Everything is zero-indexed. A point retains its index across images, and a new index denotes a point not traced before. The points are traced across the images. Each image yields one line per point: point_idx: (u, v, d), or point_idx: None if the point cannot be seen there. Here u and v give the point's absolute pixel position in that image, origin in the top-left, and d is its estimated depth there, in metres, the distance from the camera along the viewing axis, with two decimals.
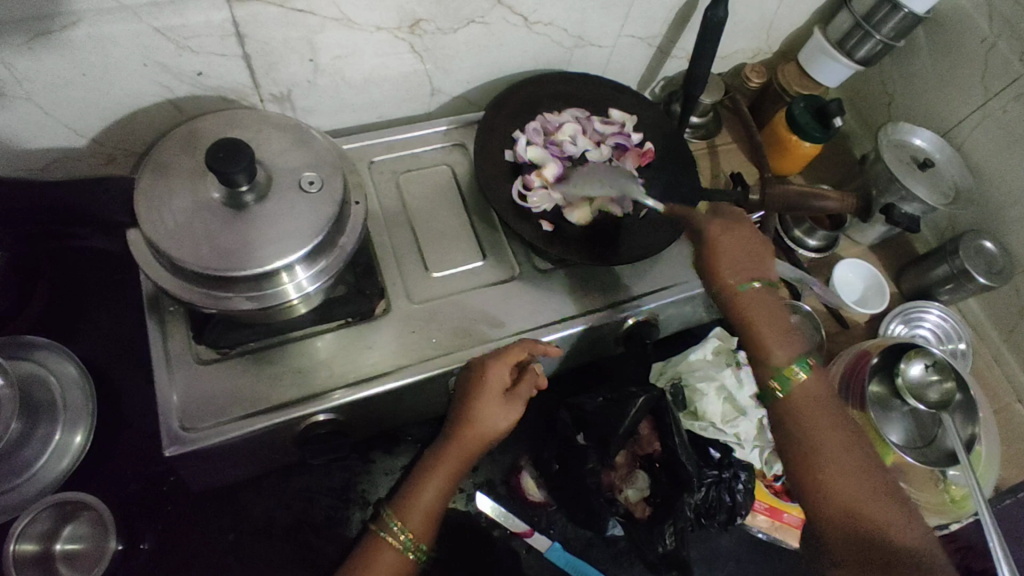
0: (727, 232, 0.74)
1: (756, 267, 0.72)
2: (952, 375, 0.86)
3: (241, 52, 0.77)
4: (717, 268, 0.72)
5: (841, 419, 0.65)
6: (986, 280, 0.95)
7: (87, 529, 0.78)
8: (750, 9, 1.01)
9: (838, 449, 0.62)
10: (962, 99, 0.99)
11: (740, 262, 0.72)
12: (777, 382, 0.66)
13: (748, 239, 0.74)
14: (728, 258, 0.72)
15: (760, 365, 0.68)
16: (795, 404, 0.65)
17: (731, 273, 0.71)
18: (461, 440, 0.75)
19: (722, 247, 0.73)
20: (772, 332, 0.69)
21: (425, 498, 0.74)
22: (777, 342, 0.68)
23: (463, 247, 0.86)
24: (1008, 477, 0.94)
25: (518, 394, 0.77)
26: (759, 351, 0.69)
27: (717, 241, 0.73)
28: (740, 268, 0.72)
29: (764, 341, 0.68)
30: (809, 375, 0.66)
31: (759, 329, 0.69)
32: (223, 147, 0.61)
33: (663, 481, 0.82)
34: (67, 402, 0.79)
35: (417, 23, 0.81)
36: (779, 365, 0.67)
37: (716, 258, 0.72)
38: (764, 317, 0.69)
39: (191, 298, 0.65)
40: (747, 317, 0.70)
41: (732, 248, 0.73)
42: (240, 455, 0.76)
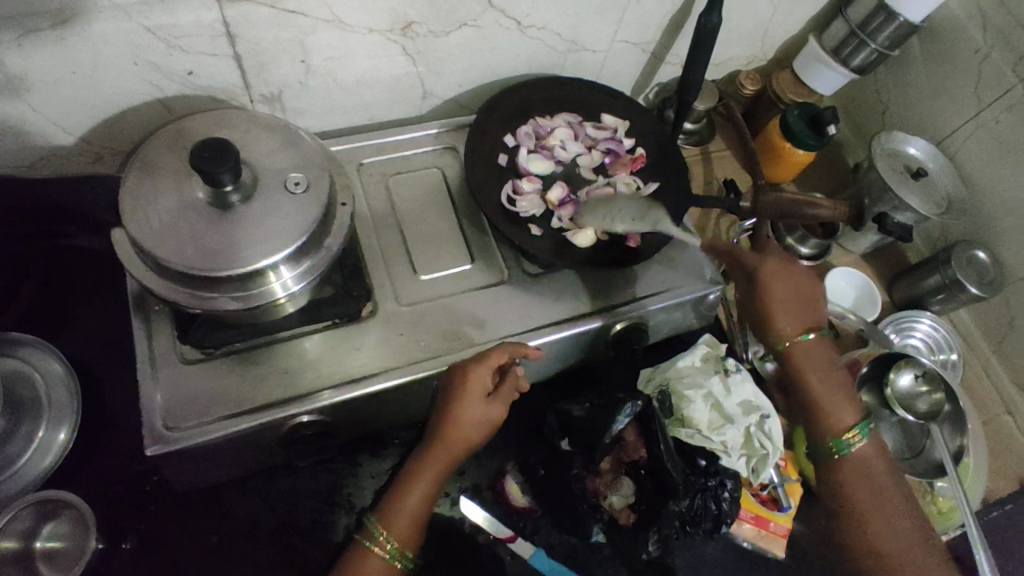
0: (782, 281, 0.76)
1: (812, 318, 0.76)
2: (941, 386, 0.86)
3: (232, 52, 0.77)
4: (775, 321, 0.75)
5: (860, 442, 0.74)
6: (978, 290, 0.94)
7: (68, 528, 0.76)
8: (745, 16, 1.01)
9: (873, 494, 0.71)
10: (956, 109, 0.99)
11: (797, 313, 0.75)
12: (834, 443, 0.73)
13: (805, 287, 0.76)
14: (785, 310, 0.75)
15: (817, 421, 0.75)
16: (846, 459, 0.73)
17: (790, 328, 0.75)
18: (445, 444, 0.75)
19: (780, 299, 0.75)
20: (827, 390, 0.75)
21: (410, 504, 0.75)
22: (835, 404, 0.74)
23: (452, 251, 0.86)
24: (996, 488, 0.94)
25: (500, 397, 0.77)
26: (817, 409, 0.75)
27: (775, 293, 0.75)
28: (797, 321, 0.75)
29: (823, 400, 0.75)
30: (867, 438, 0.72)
31: (817, 389, 0.75)
32: (210, 148, 0.61)
33: (649, 487, 0.81)
34: (52, 399, 0.79)
35: (409, 25, 0.81)
36: (841, 430, 0.73)
37: (773, 312, 0.75)
38: (820, 373, 0.75)
39: (175, 297, 0.64)
40: (803, 372, 0.75)
41: (789, 300, 0.75)
42: (224, 456, 0.76)
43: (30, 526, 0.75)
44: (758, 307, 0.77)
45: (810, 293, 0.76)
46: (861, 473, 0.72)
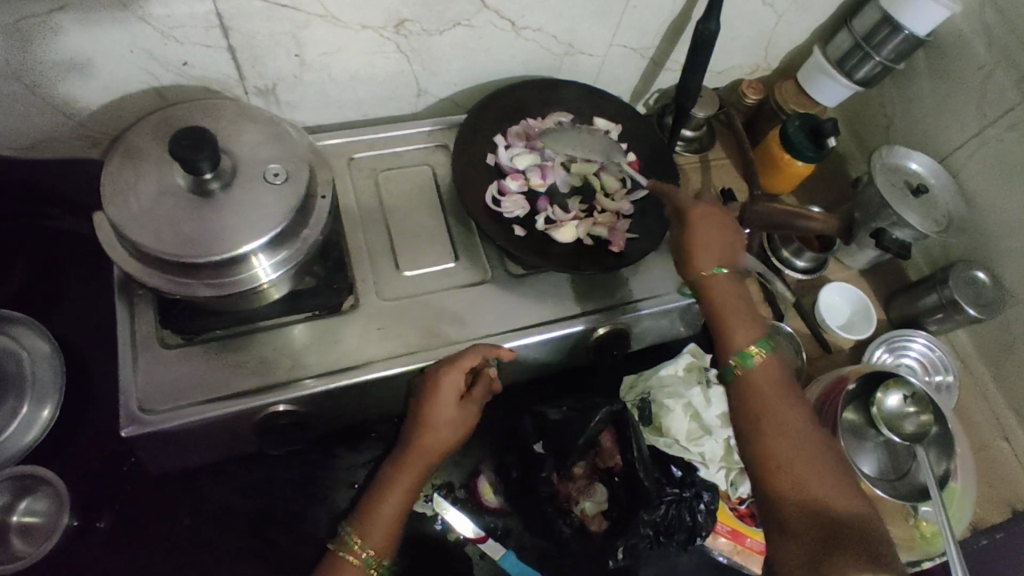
0: (707, 218, 0.75)
1: (731, 254, 0.74)
2: (929, 408, 0.84)
3: (226, 44, 0.78)
4: (694, 252, 0.74)
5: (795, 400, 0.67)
6: (975, 312, 0.92)
7: (44, 504, 0.80)
8: (748, 24, 1.00)
9: (788, 428, 0.64)
10: (961, 125, 0.97)
11: (715, 247, 0.74)
12: (738, 359, 0.68)
13: (727, 226, 0.75)
14: (705, 243, 0.74)
15: (723, 345, 0.71)
16: (760, 391, 0.67)
17: (707, 259, 0.74)
18: (419, 450, 0.74)
19: (701, 233, 0.74)
20: (738, 315, 0.71)
21: (385, 510, 0.73)
22: (742, 327, 0.71)
23: (436, 248, 0.86)
24: (986, 515, 0.92)
25: (471, 400, 0.77)
26: (725, 333, 0.71)
27: (699, 228, 0.74)
28: (715, 253, 0.74)
29: (731, 324, 0.71)
30: (770, 355, 0.69)
31: (728, 314, 0.71)
32: (189, 137, 0.62)
33: (622, 495, 0.81)
34: (36, 377, 0.81)
35: (402, 23, 0.82)
36: (743, 345, 0.69)
37: (694, 241, 0.74)
38: (734, 302, 0.72)
39: (154, 283, 0.65)
40: (716, 301, 0.72)
41: (712, 235, 0.74)
42: (198, 442, 0.76)
43: (10, 500, 0.79)
44: (682, 242, 0.75)
45: (731, 236, 0.75)
46: (777, 406, 0.66)
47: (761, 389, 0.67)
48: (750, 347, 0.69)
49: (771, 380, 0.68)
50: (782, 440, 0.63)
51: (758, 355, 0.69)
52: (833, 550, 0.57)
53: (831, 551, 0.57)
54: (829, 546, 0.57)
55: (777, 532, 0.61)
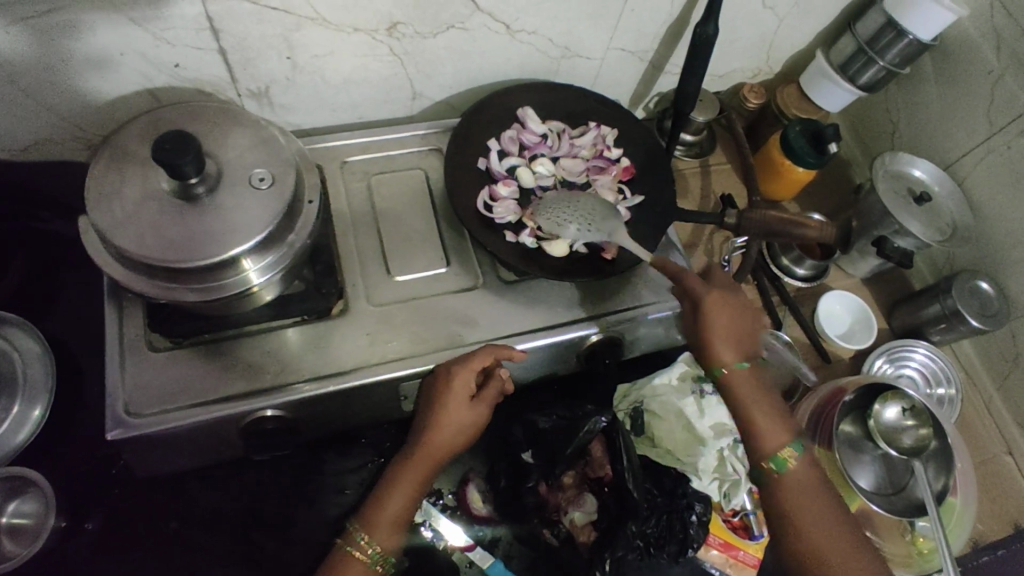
0: (723, 307, 0.73)
1: (749, 344, 0.73)
2: (928, 421, 0.82)
3: (217, 47, 0.77)
4: (714, 347, 0.72)
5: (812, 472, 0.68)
6: (979, 323, 0.90)
7: (33, 506, 0.80)
8: (749, 27, 0.98)
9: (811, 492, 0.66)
10: (968, 132, 0.95)
11: (735, 337, 0.72)
12: (773, 463, 0.68)
13: (744, 314, 0.74)
14: (726, 335, 0.72)
15: (754, 448, 0.70)
16: (786, 477, 0.67)
17: (730, 353, 0.72)
18: (427, 447, 0.73)
19: (720, 328, 0.72)
20: (765, 412, 0.70)
21: (393, 508, 0.72)
22: (771, 428, 0.69)
23: (427, 252, 0.85)
24: (986, 531, 0.90)
25: (483, 399, 0.76)
26: (756, 435, 0.69)
27: (717, 321, 0.72)
28: (734, 347, 0.72)
29: (759, 423, 0.70)
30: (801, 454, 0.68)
31: (756, 415, 0.70)
32: (171, 140, 0.61)
33: (611, 506, 0.80)
34: (29, 377, 0.82)
35: (395, 25, 0.81)
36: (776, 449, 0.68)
37: (713, 336, 0.72)
38: (760, 399, 0.71)
39: (140, 288, 0.65)
40: (742, 401, 0.70)
41: (729, 325, 0.73)
42: (185, 446, 0.76)
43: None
44: (699, 334, 0.73)
45: (748, 322, 0.74)
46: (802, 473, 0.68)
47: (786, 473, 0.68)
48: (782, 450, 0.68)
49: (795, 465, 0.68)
50: (808, 509, 0.65)
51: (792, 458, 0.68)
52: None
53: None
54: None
55: None
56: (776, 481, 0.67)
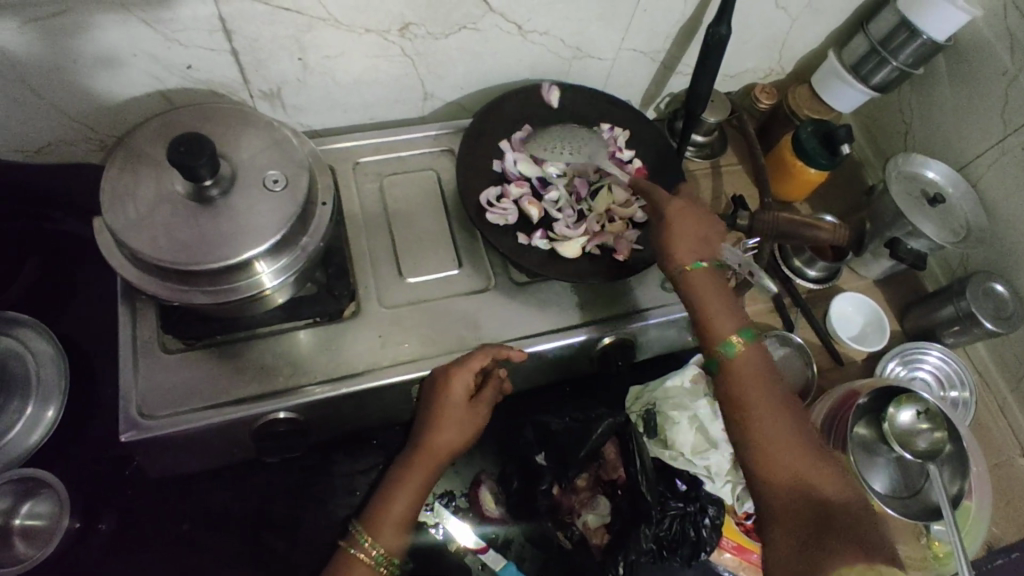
0: (684, 212, 0.74)
1: (710, 246, 0.72)
2: (943, 425, 0.82)
3: (230, 48, 0.77)
4: (672, 245, 0.72)
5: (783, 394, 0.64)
6: (994, 326, 0.90)
7: (47, 507, 0.80)
8: (760, 28, 0.98)
9: (785, 428, 0.61)
10: (982, 133, 0.94)
11: (694, 239, 0.72)
12: (722, 349, 0.66)
13: (706, 219, 0.73)
14: (683, 235, 0.72)
15: (706, 336, 0.68)
16: (738, 365, 0.65)
17: (685, 251, 0.71)
18: (429, 448, 0.73)
19: (678, 229, 0.72)
20: (718, 304, 0.69)
21: (397, 510, 0.71)
22: (723, 317, 0.68)
23: (440, 254, 0.85)
24: (1003, 535, 0.89)
25: (481, 400, 0.76)
26: (706, 323, 0.68)
27: (677, 225, 0.72)
28: (693, 246, 0.72)
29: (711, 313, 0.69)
30: (751, 345, 0.66)
31: (710, 305, 0.69)
32: (186, 143, 0.61)
33: (624, 508, 0.80)
34: (42, 378, 0.82)
35: (407, 26, 0.81)
36: (724, 334, 0.67)
37: (672, 235, 0.72)
38: (717, 293, 0.69)
39: (154, 290, 0.65)
40: (697, 294, 0.70)
41: (690, 227, 0.72)
42: (197, 448, 0.76)
43: (11, 504, 0.79)
44: (659, 235, 0.74)
45: (709, 228, 0.73)
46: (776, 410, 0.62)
47: (748, 376, 0.64)
48: (731, 337, 0.67)
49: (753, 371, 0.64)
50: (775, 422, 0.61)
51: (741, 343, 0.66)
52: (828, 543, 0.53)
53: (827, 531, 0.54)
54: (824, 541, 0.53)
55: (776, 529, 0.57)
56: (729, 373, 0.65)
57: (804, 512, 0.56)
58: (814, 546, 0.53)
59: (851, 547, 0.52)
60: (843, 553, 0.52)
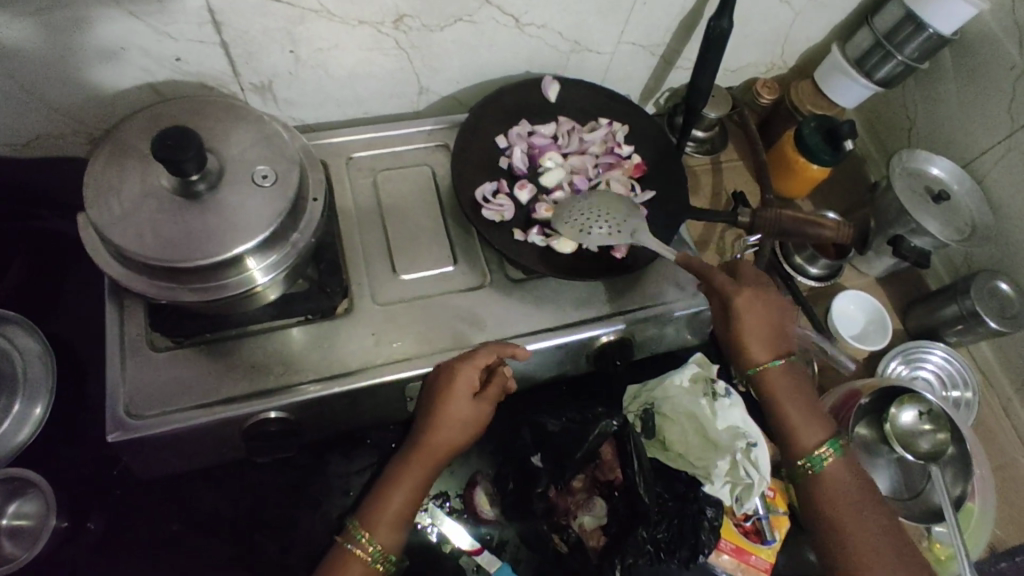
0: (755, 303, 0.75)
1: (781, 340, 0.76)
2: (945, 426, 0.80)
3: (219, 40, 0.76)
4: (748, 346, 0.75)
5: (852, 476, 0.71)
6: (998, 325, 0.88)
7: (34, 507, 0.79)
8: (763, 21, 0.96)
9: (848, 500, 0.69)
10: (988, 129, 0.93)
11: (768, 336, 0.75)
12: (809, 463, 0.71)
13: (776, 311, 0.76)
14: (758, 335, 0.75)
15: (792, 445, 0.73)
16: (824, 476, 0.70)
17: (760, 351, 0.75)
18: (429, 445, 0.72)
19: (754, 326, 0.74)
20: (800, 413, 0.73)
21: (394, 507, 0.70)
22: (810, 429, 0.72)
23: (435, 251, 0.84)
24: (1006, 536, 0.88)
25: (484, 398, 0.74)
26: (792, 433, 0.73)
27: (750, 323, 0.74)
28: (767, 344, 0.75)
29: (796, 422, 0.73)
30: (839, 455, 0.71)
31: (793, 414, 0.73)
32: (172, 138, 0.59)
33: (621, 511, 0.79)
34: (29, 375, 0.81)
35: (401, 18, 0.79)
36: (813, 449, 0.71)
37: (747, 335, 0.74)
38: (794, 395, 0.74)
39: (142, 289, 0.63)
40: (778, 399, 0.74)
41: (763, 322, 0.75)
42: (187, 447, 0.74)
43: None
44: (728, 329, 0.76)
45: (778, 320, 0.76)
46: (840, 484, 0.70)
47: (829, 481, 0.70)
48: (819, 449, 0.71)
49: (834, 474, 0.70)
50: (837, 503, 0.69)
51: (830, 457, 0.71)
52: None
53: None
54: None
55: None
56: (813, 484, 0.71)
57: None
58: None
59: None
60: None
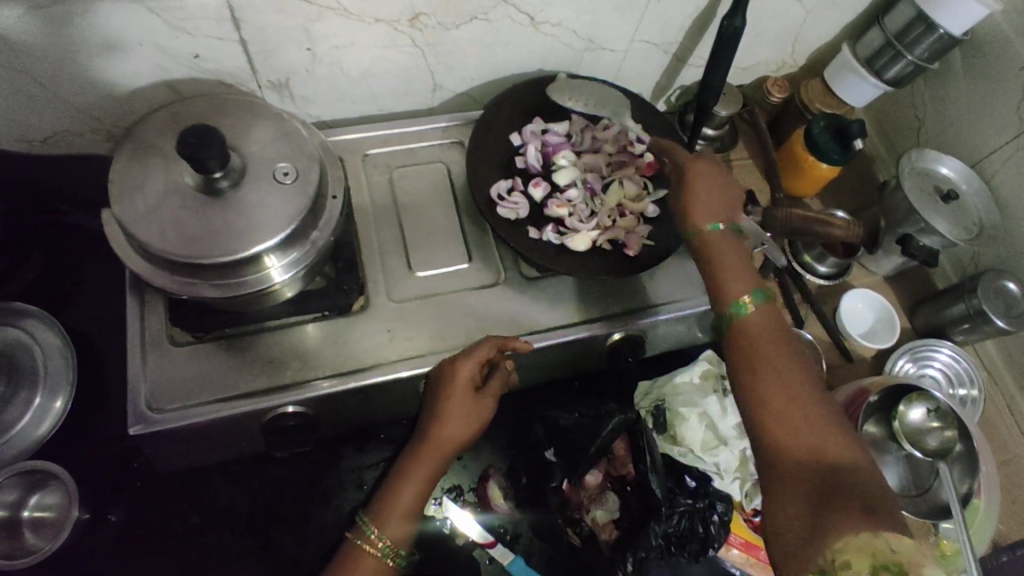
0: (701, 170, 0.76)
1: (726, 205, 0.75)
2: (953, 423, 0.81)
3: (238, 37, 0.76)
4: (689, 205, 0.74)
5: (789, 347, 0.66)
6: (1005, 324, 0.89)
7: (57, 499, 0.80)
8: (774, 20, 0.96)
9: (790, 389, 0.62)
10: (996, 130, 0.94)
11: (709, 199, 0.74)
12: (732, 308, 0.68)
13: (722, 176, 0.76)
14: (698, 195, 0.74)
15: (718, 295, 0.70)
16: (745, 322, 0.67)
17: (700, 211, 0.74)
18: (436, 440, 0.72)
19: (694, 187, 0.75)
20: (732, 266, 0.71)
21: (404, 502, 0.71)
22: (737, 281, 0.69)
23: (450, 248, 0.84)
24: (1009, 531, 0.89)
25: (487, 392, 0.76)
26: (720, 284, 0.70)
27: (696, 184, 0.75)
28: (710, 206, 0.74)
29: (725, 275, 0.70)
30: (763, 305, 0.68)
31: (725, 267, 0.71)
32: (195, 135, 0.60)
33: (633, 505, 0.81)
34: (49, 369, 0.82)
35: (417, 17, 0.80)
36: (736, 296, 0.68)
37: (688, 195, 0.74)
38: (730, 252, 0.71)
39: (164, 284, 0.64)
40: (712, 253, 0.72)
41: (707, 184, 0.75)
42: (205, 441, 0.75)
43: (20, 496, 0.78)
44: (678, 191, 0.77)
45: (726, 188, 0.75)
46: (782, 372, 0.63)
47: (754, 333, 0.67)
48: (744, 297, 0.68)
49: (764, 331, 0.66)
50: (772, 362, 0.64)
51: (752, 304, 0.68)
52: (832, 504, 0.55)
53: (830, 520, 0.54)
54: (828, 499, 0.56)
55: (783, 485, 0.58)
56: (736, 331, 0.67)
57: (817, 472, 0.58)
58: (816, 501, 0.56)
59: (851, 496, 0.55)
60: (846, 504, 0.54)
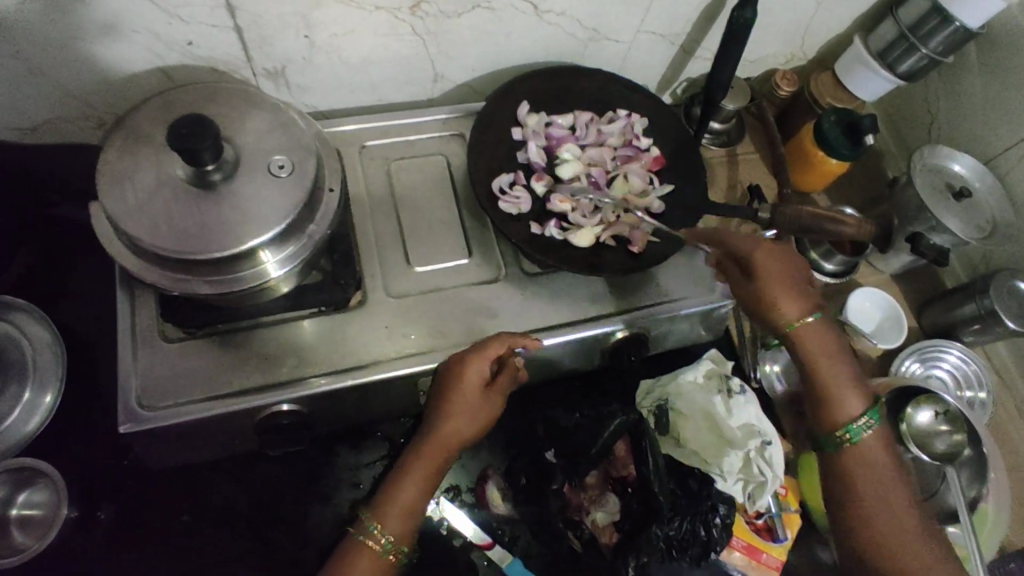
0: (774, 260, 0.73)
1: (809, 299, 0.73)
2: (963, 427, 0.80)
3: (233, 24, 0.74)
4: (777, 305, 0.72)
5: (884, 453, 0.69)
6: (1017, 326, 0.88)
7: (44, 496, 0.79)
8: (785, 11, 0.94)
9: (880, 494, 0.68)
10: (1011, 126, 0.91)
11: (795, 296, 0.72)
12: (849, 433, 0.69)
13: (794, 264, 0.73)
14: (782, 292, 0.72)
15: (827, 414, 0.71)
16: (862, 445, 0.69)
17: (789, 311, 0.72)
18: (439, 436, 0.71)
19: (775, 285, 0.72)
20: (839, 379, 0.71)
21: (405, 497, 0.69)
22: (848, 398, 0.70)
23: (450, 243, 0.82)
24: (1016, 536, 0.88)
25: (496, 390, 0.74)
26: (830, 402, 0.71)
27: (777, 279, 0.72)
28: (799, 304, 0.72)
29: (834, 390, 0.71)
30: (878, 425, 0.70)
31: (830, 377, 0.71)
32: (187, 125, 0.58)
33: (635, 507, 0.79)
34: (38, 363, 0.80)
35: (418, 4, 0.77)
36: (852, 419, 0.69)
37: (774, 296, 0.72)
38: (826, 358, 0.72)
39: (154, 279, 0.62)
40: (811, 361, 0.72)
41: (786, 279, 0.73)
42: (198, 438, 0.74)
43: (7, 493, 0.78)
44: (755, 291, 0.73)
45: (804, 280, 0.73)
46: (872, 478, 0.68)
47: (866, 452, 0.69)
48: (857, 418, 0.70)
49: (873, 450, 0.69)
50: (864, 471, 0.68)
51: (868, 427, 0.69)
52: None
53: None
54: None
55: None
56: (848, 454, 0.69)
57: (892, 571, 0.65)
58: None
59: None
60: None
